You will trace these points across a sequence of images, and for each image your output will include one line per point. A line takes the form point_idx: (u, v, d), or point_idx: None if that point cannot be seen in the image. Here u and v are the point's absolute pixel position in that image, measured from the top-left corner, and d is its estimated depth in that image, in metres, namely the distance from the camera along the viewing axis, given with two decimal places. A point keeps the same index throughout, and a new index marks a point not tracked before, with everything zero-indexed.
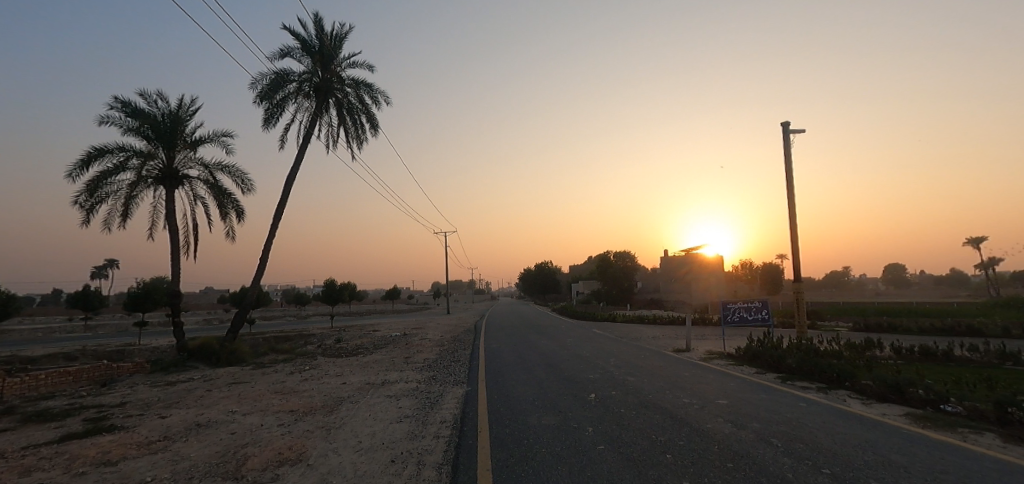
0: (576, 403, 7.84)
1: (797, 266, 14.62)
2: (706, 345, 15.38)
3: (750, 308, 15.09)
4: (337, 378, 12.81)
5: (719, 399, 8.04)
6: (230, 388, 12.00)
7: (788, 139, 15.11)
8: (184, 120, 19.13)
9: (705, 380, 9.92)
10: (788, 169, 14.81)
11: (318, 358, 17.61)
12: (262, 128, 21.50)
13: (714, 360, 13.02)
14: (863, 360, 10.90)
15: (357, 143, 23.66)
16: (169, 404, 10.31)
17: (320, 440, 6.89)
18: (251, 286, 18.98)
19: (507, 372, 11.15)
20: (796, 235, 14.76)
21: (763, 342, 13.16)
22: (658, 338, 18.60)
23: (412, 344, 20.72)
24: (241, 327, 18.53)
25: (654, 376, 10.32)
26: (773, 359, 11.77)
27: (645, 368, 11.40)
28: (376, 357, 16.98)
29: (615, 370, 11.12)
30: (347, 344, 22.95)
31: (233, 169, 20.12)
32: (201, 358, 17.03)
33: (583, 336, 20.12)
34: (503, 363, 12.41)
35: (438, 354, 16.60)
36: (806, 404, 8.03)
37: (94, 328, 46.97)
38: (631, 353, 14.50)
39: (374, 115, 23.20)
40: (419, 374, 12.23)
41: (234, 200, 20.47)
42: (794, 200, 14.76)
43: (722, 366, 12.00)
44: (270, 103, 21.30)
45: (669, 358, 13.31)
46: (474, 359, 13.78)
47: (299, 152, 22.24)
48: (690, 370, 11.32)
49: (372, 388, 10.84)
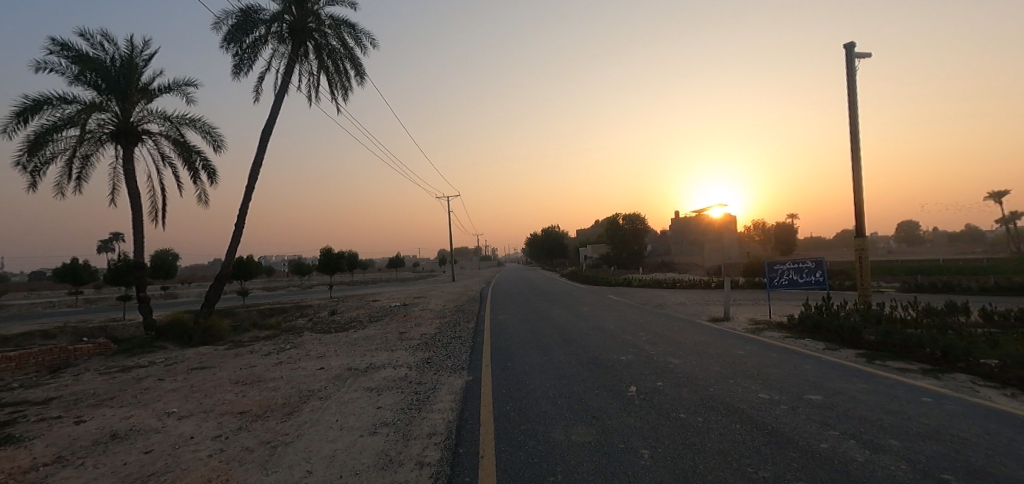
0: (614, 406, 5.73)
1: (861, 220, 12.04)
2: (747, 314, 13.18)
3: (800, 269, 12.72)
4: (316, 362, 10.79)
5: (809, 394, 5.84)
6: (190, 376, 10.13)
7: (853, 64, 12.08)
8: (138, 66, 16.49)
9: (771, 363, 7.73)
10: (852, 103, 11.95)
11: (304, 335, 15.70)
12: (232, 77, 18.80)
13: (765, 332, 10.87)
14: (964, 331, 8.64)
15: (342, 94, 20.90)
16: (100, 404, 8.34)
17: (254, 469, 4.83)
18: (227, 256, 16.88)
19: (516, 354, 9.01)
20: (859, 186, 12.11)
21: (824, 310, 10.94)
22: (686, 305, 16.44)
23: (410, 316, 18.69)
24: (216, 301, 16.55)
25: (703, 358, 8.15)
26: (844, 332, 9.52)
27: (687, 345, 9.25)
28: (367, 332, 15.04)
29: (651, 349, 8.96)
30: (341, 317, 21.03)
31: (201, 123, 17.64)
32: (172, 337, 15.17)
33: (600, 305, 18.01)
34: (511, 342, 10.27)
35: (437, 328, 14.56)
36: (930, 396, 5.85)
37: (89, 303, 45.69)
38: (660, 324, 12.42)
39: (358, 61, 20.27)
40: (412, 357, 10.14)
41: (204, 159, 18.09)
42: (858, 142, 12.07)
43: (778, 341, 9.85)
44: (239, 47, 18.45)
45: (709, 330, 11.21)
46: (477, 336, 11.72)
47: (275, 104, 19.58)
48: (742, 347, 9.15)
49: (351, 377, 8.78)
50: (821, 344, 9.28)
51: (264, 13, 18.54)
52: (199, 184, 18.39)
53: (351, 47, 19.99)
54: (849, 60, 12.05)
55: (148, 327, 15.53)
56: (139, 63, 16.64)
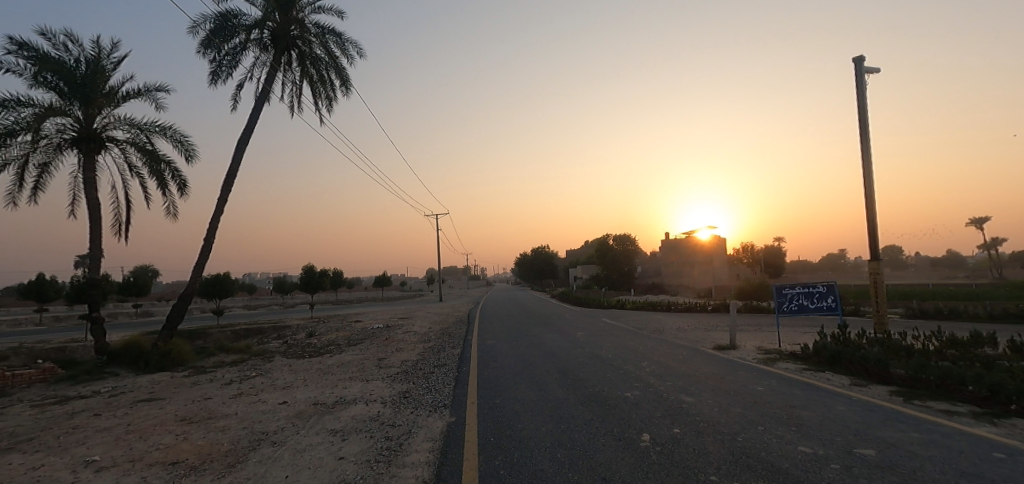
0: (626, 462, 4.69)
1: (875, 241, 11.35)
2: (755, 343, 12.25)
3: (811, 294, 11.92)
4: (279, 394, 9.56)
5: (858, 447, 4.87)
6: (132, 411, 8.84)
7: (862, 79, 11.67)
8: (106, 69, 15.48)
9: (798, 403, 6.74)
10: (863, 119, 11.46)
11: (274, 360, 14.38)
12: (209, 84, 17.87)
13: (779, 363, 9.95)
14: (1002, 365, 7.79)
15: (326, 105, 20.08)
16: (13, 447, 7.03)
17: None
18: (193, 273, 15.61)
19: (506, 389, 7.95)
20: (872, 205, 11.49)
21: (840, 340, 10.07)
22: (685, 331, 15.48)
23: (392, 340, 17.43)
24: (178, 322, 15.19)
25: (720, 395, 7.16)
26: (868, 364, 8.65)
27: (699, 379, 8.24)
28: (343, 358, 13.79)
29: (658, 384, 7.96)
30: (317, 340, 19.62)
31: (173, 131, 16.58)
32: (126, 362, 13.75)
33: (594, 329, 16.94)
34: (502, 373, 9.17)
35: (420, 354, 13.38)
36: (1000, 449, 4.93)
37: (54, 322, 43.24)
38: (663, 352, 11.45)
39: (344, 71, 19.50)
40: (388, 390, 8.96)
41: (174, 169, 16.97)
42: (869, 159, 11.50)
43: (796, 374, 8.91)
44: (218, 53, 17.59)
45: (717, 361, 10.26)
46: (463, 365, 10.59)
47: (255, 113, 18.63)
48: (759, 381, 8.18)
49: (316, 414, 7.59)
50: (845, 378, 8.36)
51: (246, 18, 17.75)
52: (168, 195, 17.21)
53: (337, 56, 19.21)
54: (858, 75, 11.68)
55: (100, 351, 14.10)
56: (108, 67, 15.64)
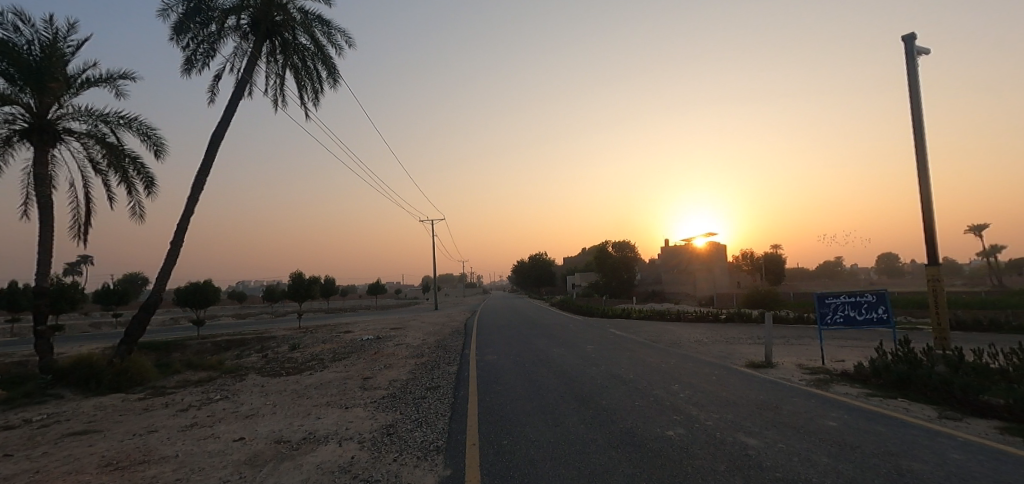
0: None
1: (932, 243, 9.94)
2: (793, 360, 10.73)
3: (858, 304, 10.44)
4: (238, 426, 7.93)
5: None
6: (51, 449, 7.15)
7: (913, 60, 10.36)
8: (63, 52, 13.96)
9: (896, 449, 5.18)
10: (915, 101, 10.13)
11: (246, 379, 12.69)
12: (182, 73, 16.41)
13: (835, 386, 8.41)
14: None
15: (312, 98, 18.67)
16: None
17: None
18: (158, 281, 13.96)
19: (515, 424, 6.37)
20: (927, 202, 10.11)
21: (906, 358, 8.52)
22: (706, 345, 13.97)
23: (381, 354, 15.77)
24: (139, 335, 13.50)
25: (790, 435, 5.61)
26: (954, 390, 7.10)
27: (751, 410, 6.67)
28: (324, 378, 12.13)
29: (705, 417, 6.39)
30: (300, 354, 17.97)
31: (140, 124, 15.06)
32: (75, 383, 12.03)
33: (604, 342, 15.36)
34: (508, 401, 7.58)
35: (410, 372, 11.77)
36: None
37: (27, 332, 41.07)
38: (691, 371, 9.92)
39: (332, 61, 18.04)
40: (368, 423, 7.32)
41: (140, 165, 15.43)
42: (923, 147, 10.16)
43: (865, 402, 7.35)
44: (192, 39, 16.15)
45: (760, 382, 8.73)
46: (461, 388, 9.00)
47: (233, 105, 17.12)
48: (827, 413, 6.60)
49: (273, 459, 5.97)
50: (928, 410, 6.83)
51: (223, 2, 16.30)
52: (134, 195, 15.66)
53: (324, 46, 17.73)
54: (909, 54, 10.36)
55: (45, 369, 12.37)
56: (66, 51, 14.15)
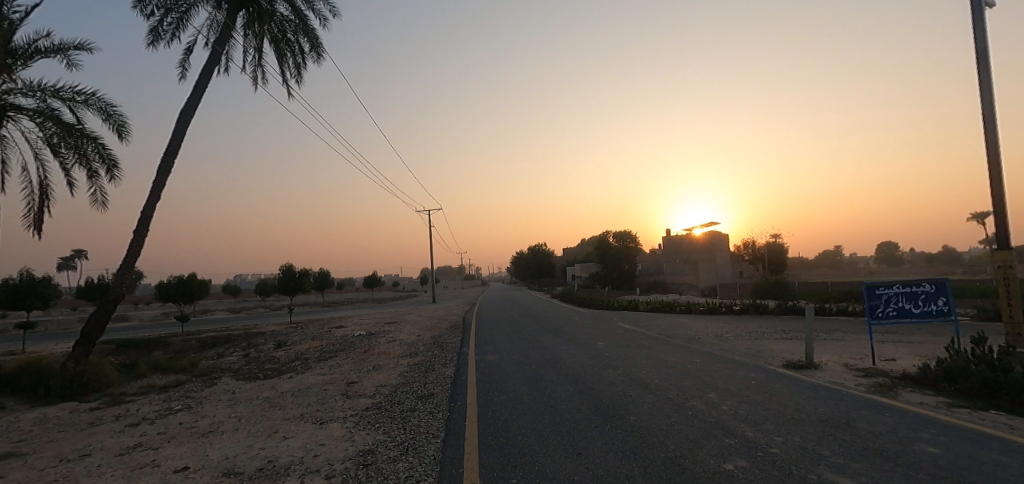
0: None
1: (1003, 224, 8.61)
2: (837, 359, 9.42)
3: (914, 294, 9.09)
4: (188, 448, 6.55)
5: None
6: None
7: (981, 14, 8.95)
8: (7, 17, 12.41)
9: None
10: (983, 60, 8.76)
11: (217, 384, 11.29)
12: (149, 45, 14.88)
13: (906, 395, 7.03)
14: None
15: (295, 74, 17.12)
16: None
17: None
18: (119, 275, 12.51)
19: (525, 453, 5.01)
20: (996, 175, 8.77)
21: (987, 359, 7.15)
22: (729, 340, 12.71)
23: (371, 353, 14.39)
24: (97, 335, 12.11)
25: (889, 469, 4.26)
26: None
27: (821, 431, 5.30)
28: (304, 382, 10.74)
29: (766, 441, 5.04)
30: (284, 353, 16.58)
31: (98, 100, 13.53)
32: (19, 391, 10.60)
33: (614, 338, 14.08)
34: (515, 417, 6.25)
35: (401, 376, 10.39)
36: None
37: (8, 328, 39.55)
38: (724, 375, 8.59)
39: (316, 33, 16.48)
40: (343, 447, 5.94)
41: (100, 146, 13.91)
42: (991, 113, 8.81)
43: (955, 417, 5.93)
44: (158, 7, 14.60)
45: (812, 389, 7.39)
46: (459, 399, 7.62)
47: (205, 80, 15.56)
48: (916, 433, 5.25)
49: None
50: None
51: None
52: (95, 179, 14.17)
53: (305, 15, 16.16)
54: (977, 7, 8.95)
55: None
56: (12, 17, 12.65)
